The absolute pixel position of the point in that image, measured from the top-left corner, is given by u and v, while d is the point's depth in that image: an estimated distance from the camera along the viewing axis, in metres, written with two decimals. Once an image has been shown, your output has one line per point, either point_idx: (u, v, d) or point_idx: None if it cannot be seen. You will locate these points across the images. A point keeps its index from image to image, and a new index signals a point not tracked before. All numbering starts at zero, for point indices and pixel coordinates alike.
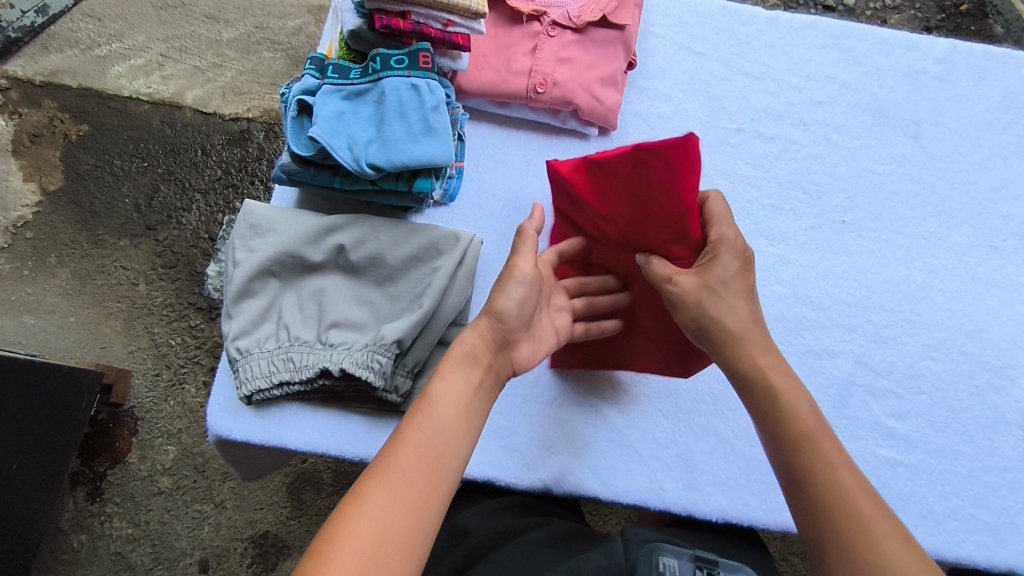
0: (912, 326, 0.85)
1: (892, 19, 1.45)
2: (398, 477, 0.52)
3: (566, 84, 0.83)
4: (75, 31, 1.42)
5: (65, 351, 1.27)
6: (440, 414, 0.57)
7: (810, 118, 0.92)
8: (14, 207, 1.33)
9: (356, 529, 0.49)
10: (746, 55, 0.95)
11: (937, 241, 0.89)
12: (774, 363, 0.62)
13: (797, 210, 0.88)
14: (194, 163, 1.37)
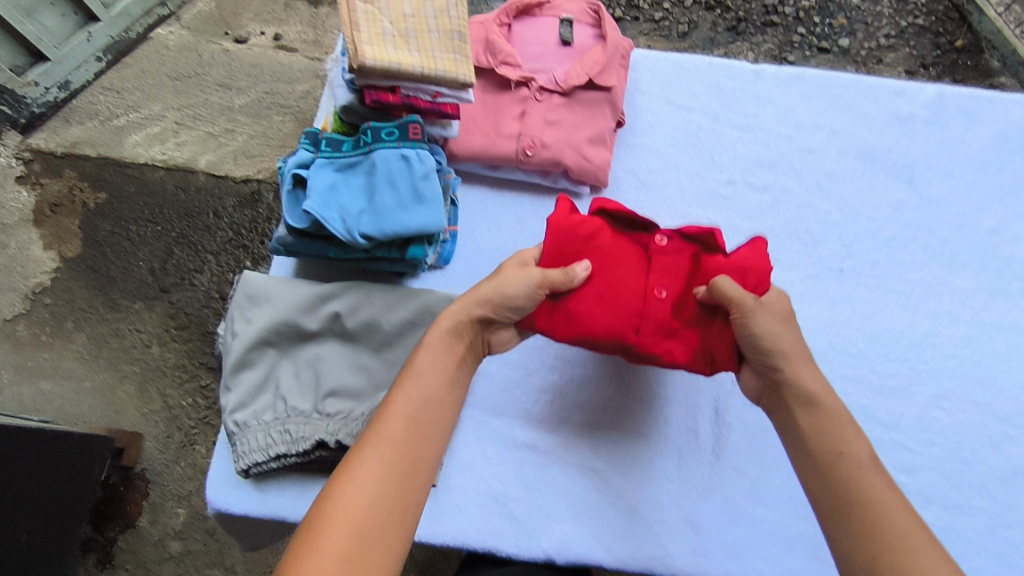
0: (920, 374, 0.82)
1: (887, 57, 1.46)
2: (390, 441, 0.59)
3: (555, 146, 0.85)
4: (95, 104, 1.48)
5: (80, 417, 1.29)
6: (428, 382, 0.64)
7: (801, 167, 0.93)
8: (34, 274, 1.36)
9: (350, 497, 0.56)
10: (733, 107, 0.96)
11: (938, 286, 0.87)
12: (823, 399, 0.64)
13: (794, 259, 0.88)
14: (207, 226, 1.40)
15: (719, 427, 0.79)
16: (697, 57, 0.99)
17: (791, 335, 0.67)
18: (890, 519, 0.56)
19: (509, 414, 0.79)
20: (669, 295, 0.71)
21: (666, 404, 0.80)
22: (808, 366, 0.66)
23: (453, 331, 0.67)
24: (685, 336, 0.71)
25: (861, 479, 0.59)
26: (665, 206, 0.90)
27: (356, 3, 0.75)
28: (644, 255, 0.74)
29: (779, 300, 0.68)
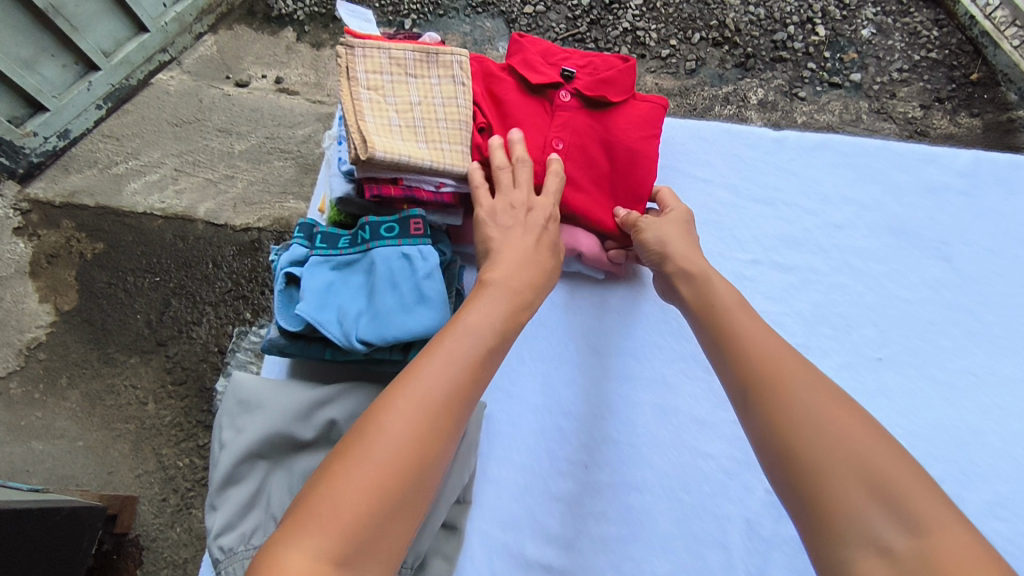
0: (971, 478, 0.75)
1: (901, 91, 1.33)
2: (450, 356, 0.52)
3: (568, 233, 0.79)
4: (95, 151, 1.31)
5: (70, 479, 1.11)
6: (488, 313, 0.58)
7: (830, 245, 0.87)
8: (27, 328, 1.18)
9: (400, 425, 0.46)
10: (755, 179, 0.91)
11: (985, 375, 0.81)
12: (702, 273, 0.68)
13: (826, 347, 0.81)
14: (206, 275, 1.22)
15: (750, 541, 0.72)
16: (715, 126, 0.94)
17: (680, 232, 0.74)
18: (759, 346, 0.56)
19: (520, 527, 0.72)
20: (562, 151, 0.77)
21: (692, 513, 0.73)
22: (715, 274, 0.68)
23: (512, 266, 0.64)
24: (583, 190, 0.78)
25: (734, 325, 0.60)
26: None
27: (359, 91, 0.72)
28: (547, 107, 0.79)
29: (667, 217, 0.76)
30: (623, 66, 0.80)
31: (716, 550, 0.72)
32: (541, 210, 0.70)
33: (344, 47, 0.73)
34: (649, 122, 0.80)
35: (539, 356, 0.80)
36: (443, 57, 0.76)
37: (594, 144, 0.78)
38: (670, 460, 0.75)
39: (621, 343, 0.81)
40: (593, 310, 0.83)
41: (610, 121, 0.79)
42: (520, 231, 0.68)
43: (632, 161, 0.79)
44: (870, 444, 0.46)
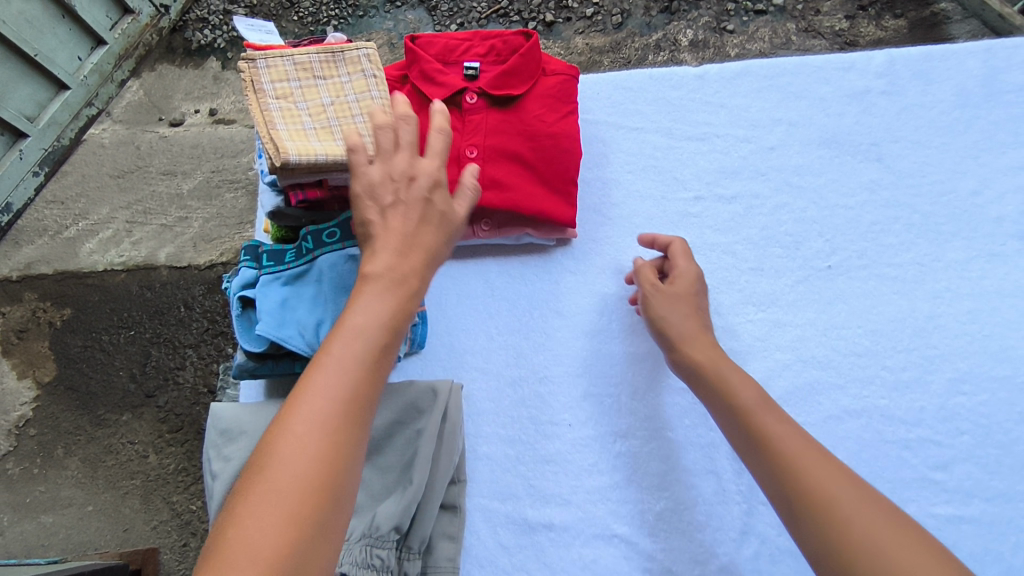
0: (932, 361, 0.79)
1: (824, 6, 1.34)
2: (339, 377, 0.45)
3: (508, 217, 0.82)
4: (42, 219, 1.29)
5: (88, 545, 1.11)
6: (380, 312, 0.49)
7: (766, 167, 0.89)
8: (13, 407, 1.18)
9: (289, 471, 0.41)
10: (685, 118, 0.92)
11: (932, 263, 0.84)
12: (711, 359, 0.69)
13: (779, 266, 0.84)
14: (181, 319, 1.21)
15: (737, 463, 0.75)
16: (636, 73, 0.95)
17: (693, 308, 0.74)
18: (792, 450, 0.58)
19: (516, 494, 0.74)
20: (481, 154, 0.79)
21: (678, 450, 0.76)
22: (726, 369, 0.68)
23: (402, 251, 0.52)
24: (512, 185, 0.79)
25: (763, 428, 0.61)
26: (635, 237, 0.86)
27: (268, 102, 0.72)
28: (458, 115, 0.81)
29: (674, 288, 0.75)
30: (524, 51, 0.81)
31: (707, 477, 0.74)
32: (428, 178, 0.56)
33: (247, 61, 0.74)
34: (560, 100, 0.82)
35: (507, 328, 0.82)
36: (350, 54, 0.76)
37: (512, 139, 0.80)
38: (650, 403, 0.77)
39: (584, 302, 0.83)
40: (549, 275, 0.84)
41: (522, 113, 0.81)
42: (408, 211, 0.54)
43: (555, 147, 0.80)
44: (927, 561, 0.48)
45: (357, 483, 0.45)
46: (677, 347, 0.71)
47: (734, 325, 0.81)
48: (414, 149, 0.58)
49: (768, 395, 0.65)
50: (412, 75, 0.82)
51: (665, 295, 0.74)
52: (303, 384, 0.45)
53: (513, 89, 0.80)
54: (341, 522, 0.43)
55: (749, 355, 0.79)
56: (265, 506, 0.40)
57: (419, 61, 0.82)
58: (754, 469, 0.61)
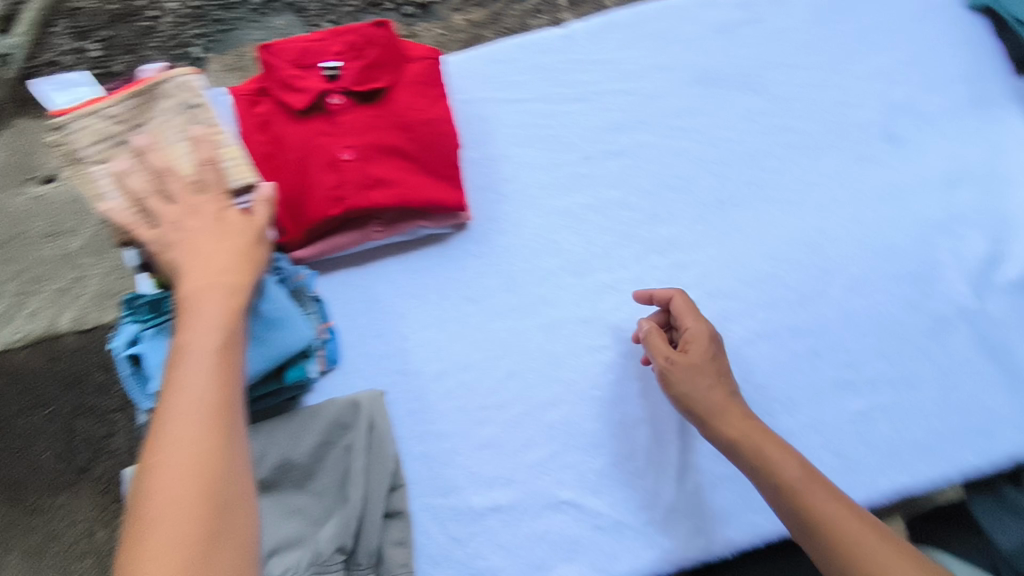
0: (828, 270, 0.82)
1: None
2: (193, 394, 0.47)
3: (399, 212, 0.79)
4: None
5: None
6: (214, 323, 0.51)
7: (648, 115, 0.86)
8: None
9: (177, 491, 0.45)
10: (560, 81, 0.87)
11: (815, 177, 0.85)
12: (744, 428, 0.67)
13: (676, 210, 0.83)
14: None
15: (667, 405, 0.77)
16: (503, 43, 0.88)
17: (713, 374, 0.70)
18: (849, 532, 0.59)
19: (459, 486, 0.74)
20: (358, 154, 0.75)
21: (610, 404, 0.77)
22: (763, 445, 0.66)
23: (219, 267, 0.54)
24: (397, 180, 0.76)
25: (815, 507, 0.61)
26: (532, 211, 0.83)
27: (93, 169, 0.67)
28: (326, 118, 0.76)
29: (690, 355, 0.71)
30: (383, 42, 0.78)
31: (640, 426, 0.76)
32: (212, 206, 0.59)
33: (57, 132, 0.68)
34: (430, 85, 0.79)
35: (422, 325, 0.79)
36: (162, 87, 0.69)
37: (388, 132, 0.76)
38: (575, 367, 0.78)
39: (493, 282, 0.81)
40: (453, 263, 0.81)
41: (393, 104, 0.77)
42: (216, 233, 0.57)
43: (433, 132, 0.77)
44: None
45: (250, 482, 0.48)
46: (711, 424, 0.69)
47: (642, 274, 0.82)
48: (192, 189, 0.59)
49: (809, 463, 0.65)
50: (269, 84, 0.77)
51: (681, 364, 0.70)
52: (163, 412, 0.47)
53: (379, 81, 0.77)
54: (249, 515, 0.47)
55: None
56: (165, 528, 0.44)
57: (273, 67, 0.77)
58: (808, 547, 0.61)
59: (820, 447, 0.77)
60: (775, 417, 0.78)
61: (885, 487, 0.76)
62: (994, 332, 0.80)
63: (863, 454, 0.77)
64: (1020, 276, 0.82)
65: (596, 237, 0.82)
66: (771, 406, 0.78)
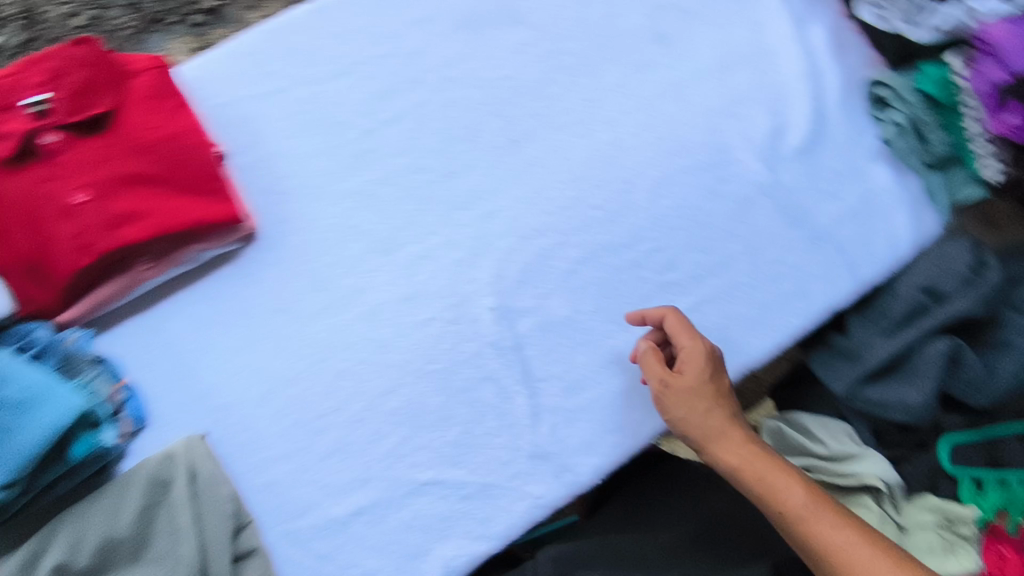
0: (631, 180, 0.81)
1: None
2: None
3: (165, 242, 0.72)
4: None
5: None
6: None
7: (418, 72, 0.81)
8: None
9: None
10: (315, 58, 0.80)
11: (596, 94, 0.83)
12: (734, 443, 0.69)
13: (468, 160, 0.80)
14: None
15: (505, 357, 0.75)
16: (257, 30, 0.80)
17: (708, 393, 0.70)
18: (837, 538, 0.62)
19: (317, 501, 0.72)
20: (92, 192, 0.67)
21: (448, 374, 0.75)
22: (764, 470, 0.67)
23: None
24: (147, 209, 0.69)
25: (805, 513, 0.64)
26: (321, 200, 0.78)
27: None
28: (45, 162, 0.68)
29: (685, 378, 0.70)
30: (89, 61, 0.70)
31: (484, 385, 0.75)
32: None
33: None
34: (159, 97, 0.72)
35: (233, 350, 0.74)
36: None
37: (122, 160, 0.69)
38: (405, 349, 0.75)
39: (298, 286, 0.76)
40: (245, 278, 0.75)
41: (121, 129, 0.70)
42: None
43: (174, 148, 0.70)
44: None
45: None
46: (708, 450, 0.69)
47: (451, 235, 0.78)
48: None
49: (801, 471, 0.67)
50: None
51: (677, 390, 0.70)
52: None
53: (97, 107, 0.69)
54: None
55: (478, 254, 0.77)
56: None
57: None
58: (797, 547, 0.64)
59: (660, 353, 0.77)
60: (613, 336, 0.77)
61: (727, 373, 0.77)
62: (789, 198, 0.81)
63: None
64: (805, 142, 0.82)
65: (394, 210, 0.78)
66: (608, 327, 0.77)
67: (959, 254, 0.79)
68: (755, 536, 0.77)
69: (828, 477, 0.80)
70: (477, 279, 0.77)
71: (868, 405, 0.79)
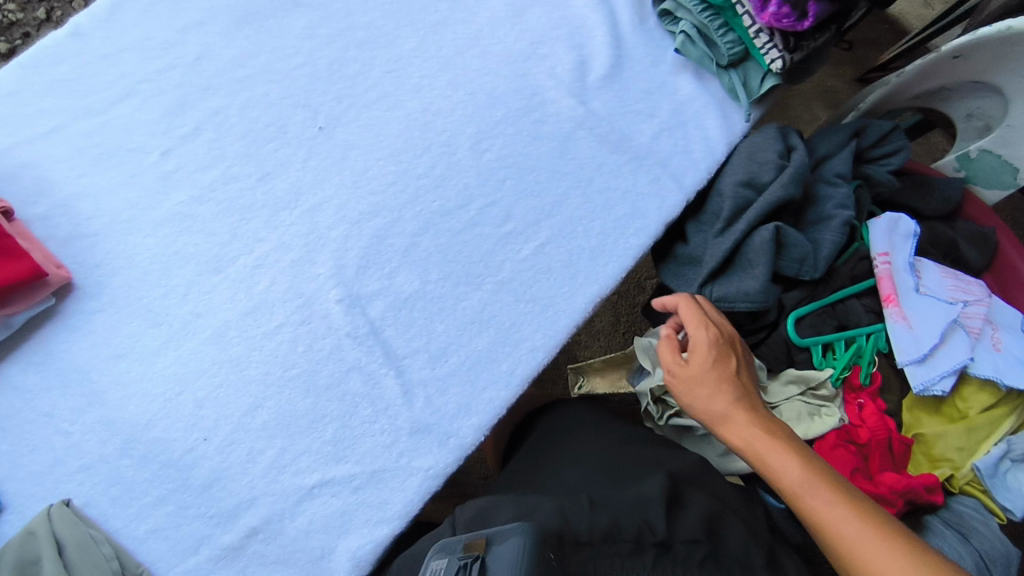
0: (450, 142, 0.81)
1: None
2: None
3: None
4: None
5: None
6: None
7: (207, 80, 0.79)
8: None
9: None
10: (92, 86, 0.77)
11: (396, 64, 0.83)
12: (735, 426, 0.72)
13: (282, 159, 0.78)
14: None
15: (362, 343, 0.74)
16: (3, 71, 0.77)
17: (710, 378, 0.75)
18: (824, 508, 0.64)
19: (203, 537, 0.68)
20: None
21: (309, 373, 0.73)
22: (763, 449, 0.70)
23: None
24: None
25: (795, 486, 0.66)
26: (136, 233, 0.75)
27: None
28: None
29: (692, 364, 0.75)
30: None
31: (349, 376, 0.73)
32: None
33: None
34: None
35: (77, 409, 0.70)
36: None
37: None
38: (258, 362, 0.73)
39: (130, 326, 0.73)
40: (71, 330, 0.72)
41: None
42: None
43: None
44: None
45: None
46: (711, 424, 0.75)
47: (282, 238, 0.76)
48: None
49: (800, 447, 0.69)
50: None
51: (683, 378, 0.76)
52: None
53: None
54: None
55: (313, 250, 0.76)
56: None
57: None
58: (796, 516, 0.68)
59: (516, 300, 0.77)
60: (465, 296, 0.77)
61: (584, 302, 0.78)
62: (606, 125, 0.83)
63: (554, 285, 0.78)
64: (608, 72, 0.85)
65: (217, 227, 0.76)
66: (460, 289, 0.77)
67: (767, 144, 0.85)
68: (663, 453, 0.78)
69: None
70: (319, 273, 0.76)
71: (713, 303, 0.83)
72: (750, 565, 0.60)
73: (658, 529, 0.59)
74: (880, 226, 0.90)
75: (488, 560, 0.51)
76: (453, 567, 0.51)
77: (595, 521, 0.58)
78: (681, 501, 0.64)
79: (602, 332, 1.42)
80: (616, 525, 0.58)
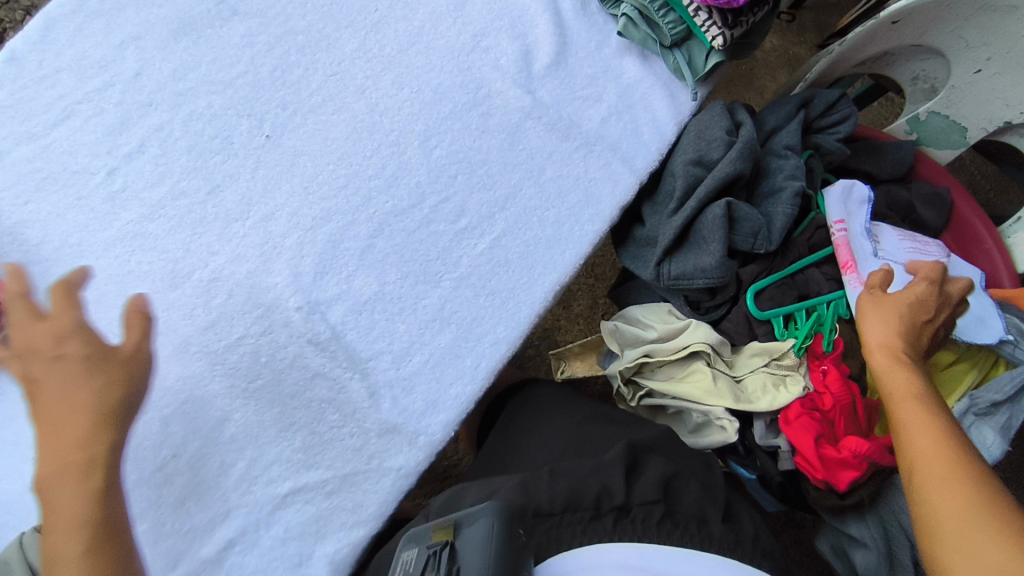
0: (398, 141, 0.81)
1: None
2: None
3: None
4: None
5: None
6: None
7: (148, 95, 0.78)
8: None
9: None
10: (31, 110, 0.76)
11: (338, 66, 0.82)
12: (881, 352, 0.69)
13: (229, 169, 0.78)
14: None
15: (324, 350, 0.74)
16: None
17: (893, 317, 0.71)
18: (911, 428, 0.61)
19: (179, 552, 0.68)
20: None
21: (274, 383, 0.73)
22: (886, 372, 0.67)
23: None
24: None
25: (899, 406, 0.63)
26: (87, 254, 0.74)
27: None
28: None
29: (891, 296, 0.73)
30: None
31: (314, 382, 0.73)
32: None
33: None
34: None
35: None
36: None
37: None
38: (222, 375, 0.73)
39: None
40: None
41: None
42: None
43: None
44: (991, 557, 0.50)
45: None
46: (877, 360, 0.69)
47: (236, 249, 0.76)
48: None
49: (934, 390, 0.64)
50: None
51: (873, 299, 0.74)
52: None
53: None
54: None
55: (268, 259, 0.76)
56: None
57: None
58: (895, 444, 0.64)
59: (475, 294, 0.77)
60: (424, 295, 0.77)
61: (545, 291, 0.78)
62: (553, 113, 0.83)
63: (513, 276, 0.78)
64: (552, 60, 0.85)
65: (169, 242, 0.75)
66: (419, 287, 0.77)
67: (716, 120, 0.85)
68: (624, 429, 0.78)
69: (665, 356, 0.89)
70: (275, 281, 0.75)
71: (674, 281, 0.84)
72: (706, 519, 0.58)
73: (616, 494, 0.59)
74: (835, 195, 0.91)
75: (456, 545, 0.51)
76: (421, 560, 0.52)
77: (553, 492, 0.60)
78: (640, 466, 0.64)
79: (580, 317, 1.42)
80: (574, 495, 0.59)
